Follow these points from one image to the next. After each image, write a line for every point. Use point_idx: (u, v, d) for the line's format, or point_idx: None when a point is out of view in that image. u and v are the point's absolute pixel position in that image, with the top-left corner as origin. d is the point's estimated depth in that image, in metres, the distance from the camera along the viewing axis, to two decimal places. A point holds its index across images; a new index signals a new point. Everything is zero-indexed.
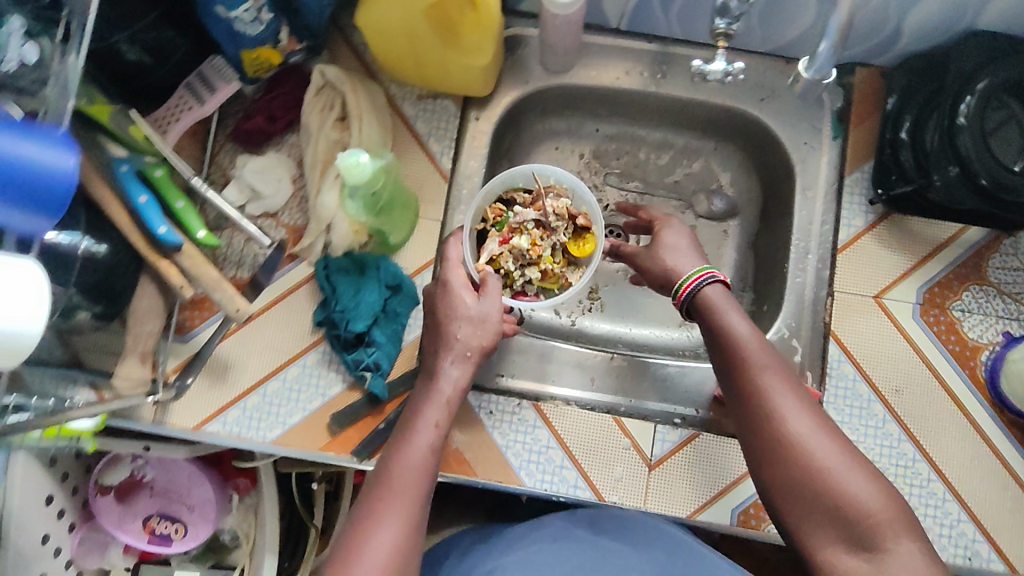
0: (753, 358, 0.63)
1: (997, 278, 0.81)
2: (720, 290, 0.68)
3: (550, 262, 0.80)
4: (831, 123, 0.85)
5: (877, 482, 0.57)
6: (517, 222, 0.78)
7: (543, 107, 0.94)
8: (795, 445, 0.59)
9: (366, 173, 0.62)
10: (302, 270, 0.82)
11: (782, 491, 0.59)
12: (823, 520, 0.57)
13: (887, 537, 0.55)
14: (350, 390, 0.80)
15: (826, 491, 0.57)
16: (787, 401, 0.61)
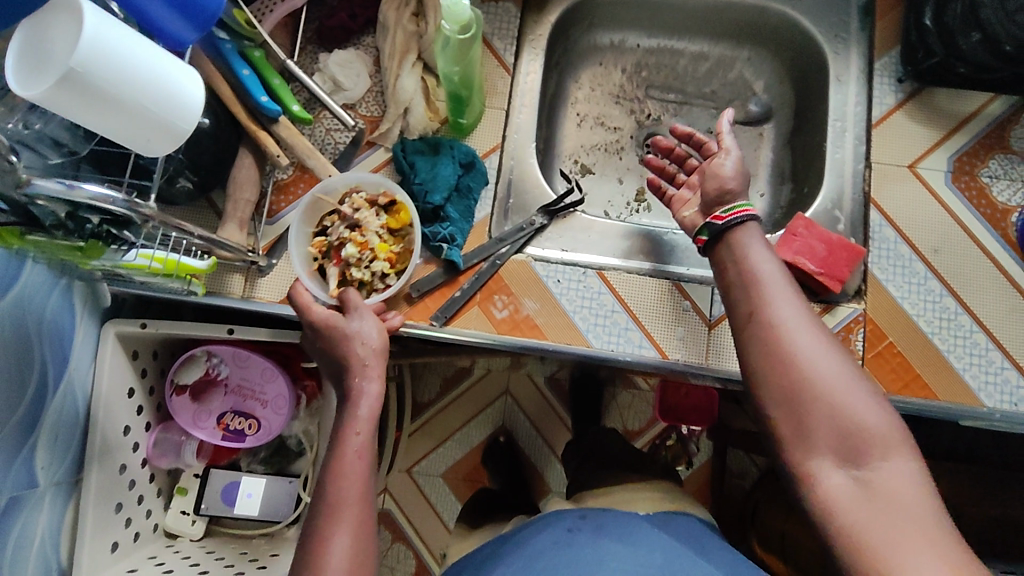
0: (772, 282, 0.69)
1: (1021, 147, 0.88)
2: (754, 225, 0.74)
3: (385, 247, 0.80)
4: (858, 17, 0.93)
5: (877, 405, 0.60)
6: (337, 239, 0.81)
7: (590, 20, 1.02)
8: (800, 356, 0.62)
9: (461, 11, 0.72)
10: (379, 156, 0.87)
11: (778, 403, 0.62)
12: (819, 432, 0.59)
13: (876, 454, 0.57)
14: (427, 264, 0.85)
15: (823, 401, 0.60)
16: (798, 319, 0.65)
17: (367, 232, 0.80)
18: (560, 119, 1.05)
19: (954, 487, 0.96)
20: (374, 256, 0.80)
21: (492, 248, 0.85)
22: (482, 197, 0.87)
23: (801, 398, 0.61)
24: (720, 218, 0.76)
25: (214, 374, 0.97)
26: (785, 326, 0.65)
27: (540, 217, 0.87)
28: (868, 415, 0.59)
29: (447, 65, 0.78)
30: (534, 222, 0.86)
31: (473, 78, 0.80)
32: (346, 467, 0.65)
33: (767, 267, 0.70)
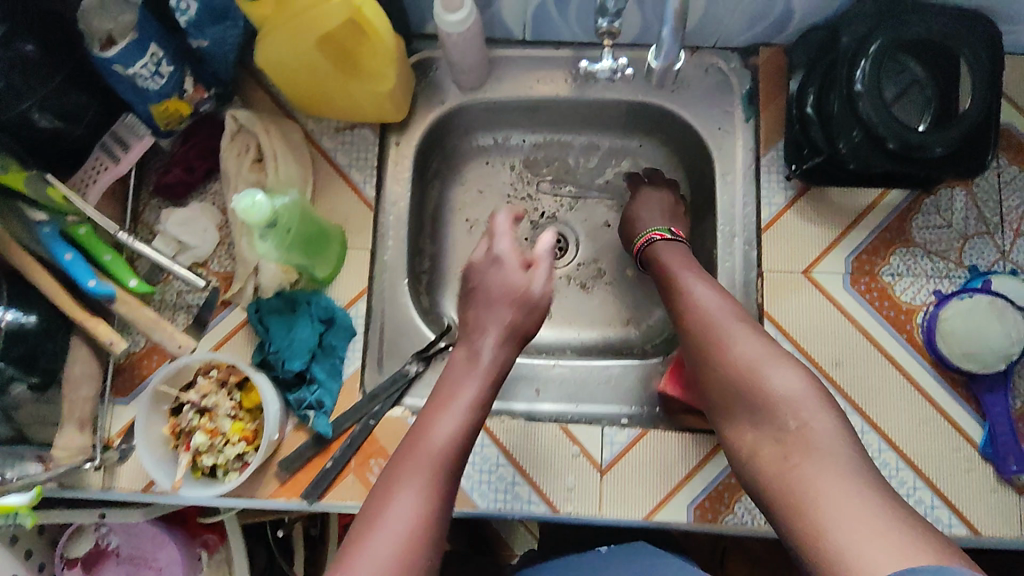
0: (690, 283, 0.79)
1: (923, 238, 0.82)
2: (664, 241, 0.85)
3: (238, 429, 0.72)
4: (742, 106, 0.86)
5: (788, 366, 0.69)
6: (184, 425, 0.72)
7: (466, 124, 0.95)
8: (717, 341, 0.72)
9: (265, 214, 0.59)
10: (236, 316, 0.81)
11: (721, 393, 0.71)
12: (741, 410, 0.69)
13: (790, 413, 0.66)
14: (297, 431, 0.79)
15: (738, 378, 0.70)
16: (712, 308, 0.75)
17: (216, 417, 0.72)
18: (448, 229, 0.99)
19: None
20: (228, 440, 0.72)
21: (364, 408, 0.79)
22: (350, 352, 0.81)
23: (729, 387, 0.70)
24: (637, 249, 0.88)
25: (104, 545, 0.93)
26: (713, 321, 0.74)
27: (413, 364, 0.81)
28: (782, 386, 0.68)
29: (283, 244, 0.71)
30: (407, 372, 0.81)
31: (308, 220, 0.75)
32: (433, 434, 0.65)
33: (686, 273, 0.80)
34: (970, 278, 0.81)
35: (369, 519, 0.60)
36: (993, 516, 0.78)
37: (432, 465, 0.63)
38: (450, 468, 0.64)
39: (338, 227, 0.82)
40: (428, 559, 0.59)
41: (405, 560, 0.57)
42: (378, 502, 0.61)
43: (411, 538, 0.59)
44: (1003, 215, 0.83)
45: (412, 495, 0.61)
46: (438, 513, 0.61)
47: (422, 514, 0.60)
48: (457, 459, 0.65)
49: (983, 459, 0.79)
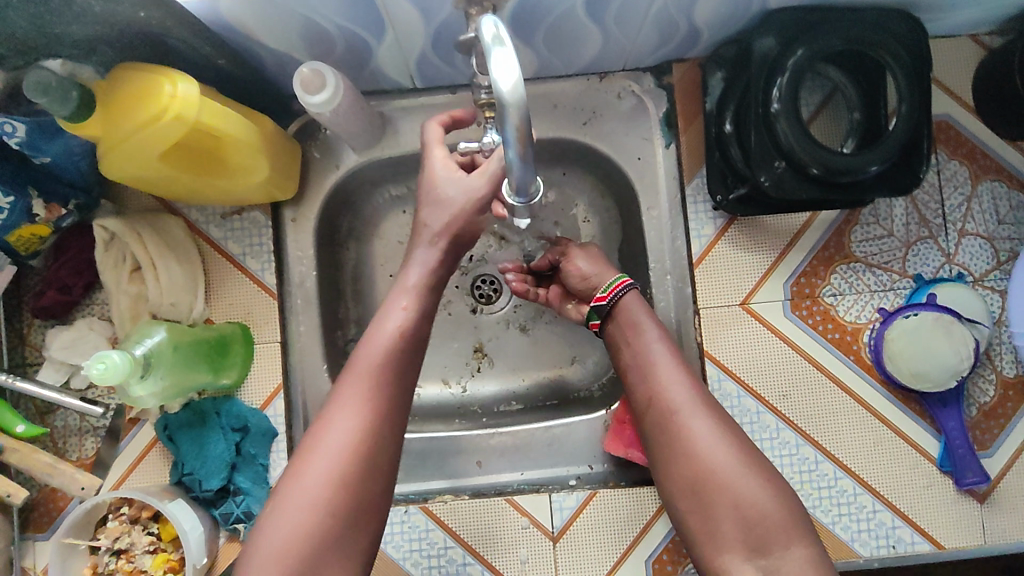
0: (664, 363, 0.66)
1: (863, 252, 0.77)
2: (633, 296, 0.72)
3: (161, 564, 0.69)
4: (661, 130, 0.80)
5: (772, 487, 0.59)
6: (104, 569, 0.68)
7: (371, 179, 0.86)
8: (696, 446, 0.61)
9: (124, 370, 0.55)
10: (147, 432, 0.76)
11: (688, 495, 0.61)
12: (726, 525, 0.59)
13: (780, 542, 0.57)
14: (231, 542, 0.75)
15: (725, 493, 0.59)
16: (693, 405, 0.63)
17: (136, 556, 0.68)
18: (374, 290, 0.90)
19: None
20: None
21: None
22: (273, 455, 0.76)
23: (705, 496, 0.60)
24: (601, 297, 0.73)
25: None
26: (686, 416, 0.63)
27: None
28: (766, 501, 0.59)
29: (182, 364, 0.67)
30: None
31: (192, 331, 0.71)
32: (389, 316, 0.62)
33: (657, 345, 0.68)
34: (915, 289, 0.77)
35: (312, 444, 0.57)
36: (957, 531, 0.75)
37: (373, 375, 0.59)
38: (398, 368, 0.60)
39: (238, 324, 0.76)
40: (376, 479, 0.57)
41: (354, 478, 0.56)
42: (319, 426, 0.58)
43: (358, 451, 0.56)
44: (945, 215, 0.78)
45: (357, 400, 0.58)
46: (385, 428, 0.58)
47: (369, 424, 0.57)
48: (406, 366, 0.61)
49: (943, 474, 0.76)
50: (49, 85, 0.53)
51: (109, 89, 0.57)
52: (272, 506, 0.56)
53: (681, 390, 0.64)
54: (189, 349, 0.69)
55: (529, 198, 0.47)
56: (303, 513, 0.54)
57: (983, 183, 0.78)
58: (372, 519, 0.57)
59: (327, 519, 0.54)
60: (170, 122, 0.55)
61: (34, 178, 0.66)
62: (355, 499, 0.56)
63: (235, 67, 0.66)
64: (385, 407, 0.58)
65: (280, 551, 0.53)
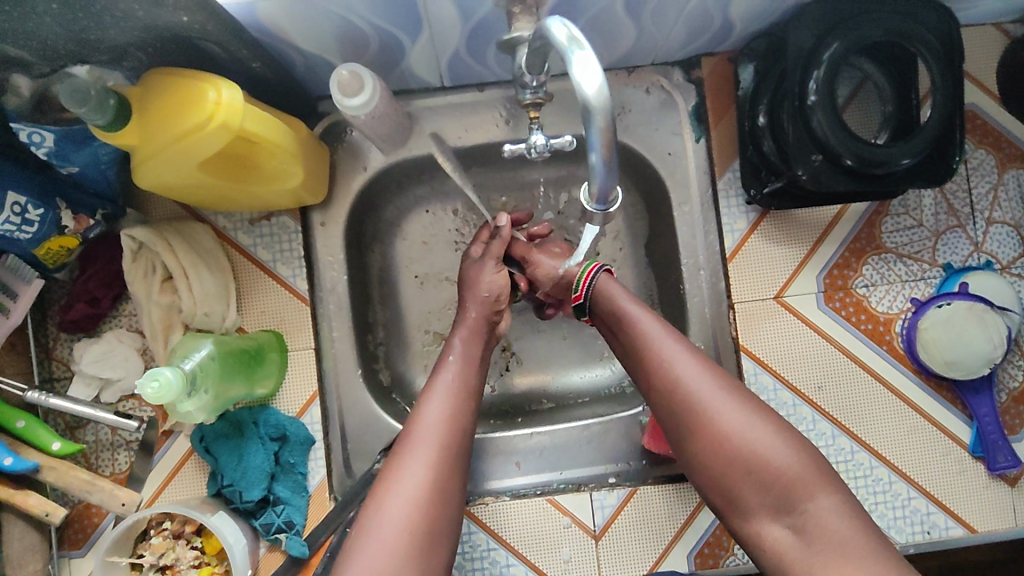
0: (659, 336, 0.63)
1: (894, 242, 0.78)
2: (606, 279, 0.70)
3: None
4: (691, 125, 0.80)
5: (791, 440, 0.56)
6: None
7: (397, 180, 0.85)
8: (709, 412, 0.58)
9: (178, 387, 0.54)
10: (181, 444, 0.74)
11: (705, 465, 0.58)
12: (751, 492, 0.56)
13: (807, 494, 0.54)
14: (271, 552, 0.74)
15: (745, 458, 0.56)
16: (694, 372, 0.60)
17: (181, 572, 0.67)
18: (400, 292, 0.89)
19: None
20: None
21: (337, 519, 0.73)
22: (312, 464, 0.76)
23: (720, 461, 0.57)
24: (577, 295, 0.71)
25: None
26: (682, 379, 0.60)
27: (380, 461, 0.76)
28: (783, 455, 0.55)
29: (224, 375, 0.66)
30: (377, 471, 0.75)
31: (231, 339, 0.70)
32: (444, 374, 0.67)
33: (640, 312, 0.65)
34: (945, 278, 0.77)
35: (384, 482, 0.58)
36: (989, 515, 0.77)
37: (439, 428, 0.61)
38: (460, 407, 0.64)
39: (271, 333, 0.75)
40: (451, 503, 0.58)
41: (430, 497, 0.57)
42: (391, 458, 0.60)
43: (433, 476, 0.58)
44: (972, 204, 0.79)
45: (424, 431, 0.61)
46: (454, 456, 0.60)
47: (440, 451, 0.60)
48: (464, 413, 0.64)
49: (974, 459, 0.77)
50: (88, 94, 0.52)
51: (147, 95, 0.56)
52: (349, 550, 0.55)
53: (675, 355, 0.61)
54: (233, 357, 0.68)
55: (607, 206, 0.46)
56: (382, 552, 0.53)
57: (1009, 171, 0.79)
58: (447, 539, 0.57)
59: (405, 544, 0.54)
60: (212, 131, 0.54)
61: (60, 188, 0.65)
62: (428, 534, 0.56)
63: (267, 71, 0.65)
64: (452, 438, 0.61)
65: None
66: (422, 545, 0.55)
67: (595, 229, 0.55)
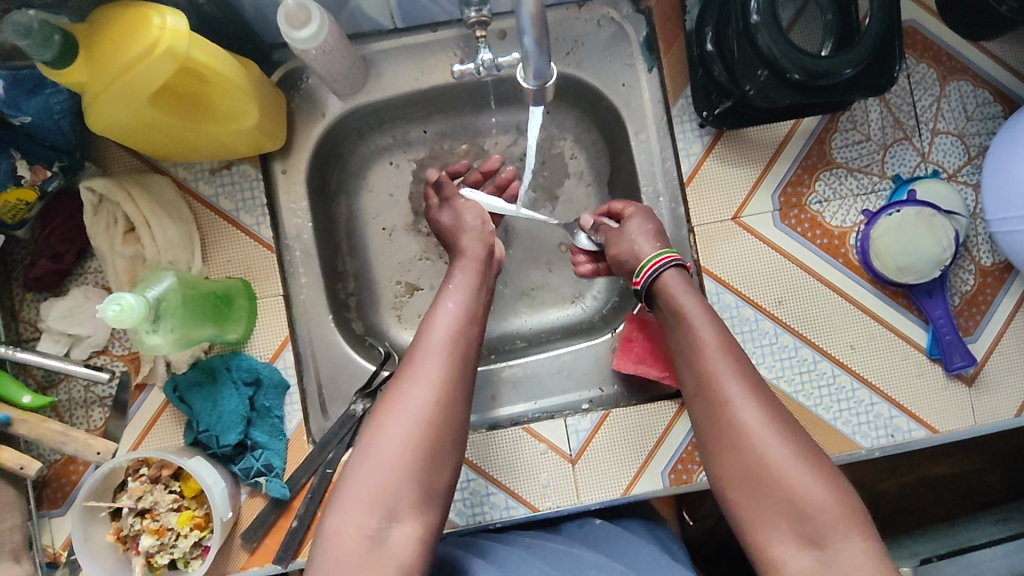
0: (711, 348, 0.62)
1: (844, 157, 0.80)
2: (674, 274, 0.68)
3: (187, 518, 0.69)
4: (642, 55, 0.82)
5: (832, 480, 0.55)
6: (130, 529, 0.68)
7: (358, 128, 0.86)
8: (749, 436, 0.56)
9: (133, 317, 0.56)
10: (155, 397, 0.75)
11: (734, 482, 0.57)
12: (780, 517, 0.54)
13: (838, 535, 0.53)
14: (252, 499, 0.74)
15: (782, 489, 0.54)
16: (740, 389, 0.59)
17: (161, 513, 0.68)
18: (367, 242, 0.90)
19: (875, 493, 0.93)
20: (179, 533, 0.68)
21: (317, 459, 0.74)
22: (288, 408, 0.76)
23: (757, 484, 0.55)
24: (638, 281, 0.70)
25: None
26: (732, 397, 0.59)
27: (357, 402, 0.77)
28: (822, 491, 0.54)
29: (192, 316, 0.67)
30: (354, 412, 0.77)
31: (198, 283, 0.71)
32: (445, 300, 0.67)
33: (699, 312, 0.64)
34: (895, 188, 0.80)
35: (393, 393, 0.60)
36: (949, 414, 0.80)
37: (442, 351, 0.62)
38: (462, 332, 0.64)
39: (239, 280, 0.75)
40: (451, 430, 0.59)
41: (433, 420, 0.58)
42: (399, 381, 0.61)
43: (438, 405, 0.59)
44: (918, 116, 0.81)
45: (430, 361, 0.61)
46: (460, 383, 0.61)
47: (445, 376, 0.60)
48: (468, 340, 0.64)
49: (932, 361, 0.80)
50: (31, 28, 0.51)
51: (91, 32, 0.56)
52: (361, 445, 0.58)
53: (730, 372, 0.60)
54: (198, 297, 0.69)
55: (544, 83, 0.51)
56: (381, 471, 0.56)
57: (951, 83, 0.82)
58: (448, 467, 0.59)
59: (407, 460, 0.56)
60: (158, 57, 0.54)
61: (15, 140, 0.66)
62: (430, 454, 0.57)
63: (217, 10, 0.66)
64: (454, 367, 0.61)
65: (370, 496, 0.55)
66: (423, 468, 0.57)
67: (542, 110, 0.59)
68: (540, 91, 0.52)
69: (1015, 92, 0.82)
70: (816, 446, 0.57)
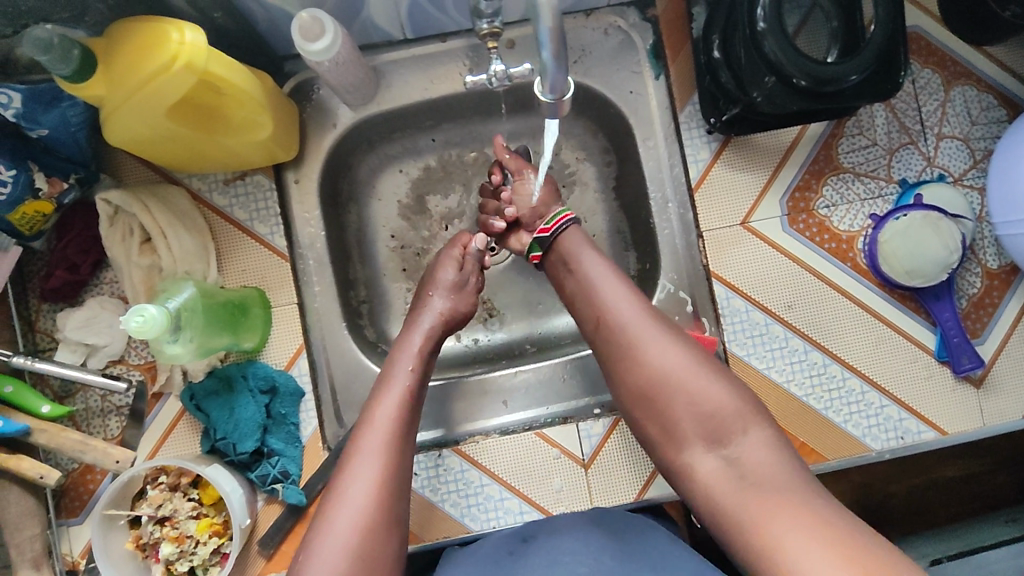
0: (604, 282, 0.67)
1: (850, 162, 0.81)
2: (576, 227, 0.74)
3: (205, 526, 0.69)
4: (649, 63, 0.83)
5: (724, 380, 0.61)
6: (150, 537, 0.69)
7: (368, 137, 0.86)
8: (642, 352, 0.62)
9: (154, 329, 0.57)
10: (171, 406, 0.75)
11: (643, 402, 0.62)
12: (685, 422, 0.60)
13: (738, 431, 0.58)
14: (269, 506, 0.75)
15: (681, 395, 0.60)
16: (635, 318, 0.64)
17: (180, 521, 0.69)
18: (377, 250, 0.90)
19: (885, 496, 0.94)
20: (198, 540, 0.69)
21: (332, 465, 0.75)
22: (303, 415, 0.77)
23: (660, 399, 0.61)
24: (546, 229, 0.74)
25: None
26: (631, 327, 0.64)
27: None
28: (719, 395, 0.60)
29: (209, 328, 0.69)
30: None
31: (214, 292, 0.72)
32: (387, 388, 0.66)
33: (590, 260, 0.70)
34: (901, 193, 0.81)
35: (335, 492, 0.58)
36: (957, 416, 0.80)
37: (384, 441, 0.61)
38: (405, 418, 0.64)
39: (254, 289, 0.76)
40: (394, 525, 0.58)
41: (377, 517, 0.57)
42: (339, 476, 0.59)
43: (381, 500, 0.58)
44: (923, 121, 0.82)
45: (368, 457, 0.60)
46: (401, 474, 0.61)
47: (386, 471, 0.59)
48: (408, 428, 0.64)
49: (940, 364, 0.80)
50: (51, 43, 0.52)
51: (110, 46, 0.57)
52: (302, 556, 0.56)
53: (623, 301, 0.66)
54: (214, 305, 0.70)
55: (558, 97, 0.51)
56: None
57: (955, 88, 0.82)
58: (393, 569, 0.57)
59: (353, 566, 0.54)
60: (177, 72, 0.55)
61: (32, 153, 0.67)
62: (376, 553, 0.56)
63: (231, 22, 0.67)
64: (396, 459, 0.61)
65: None
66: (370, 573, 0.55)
67: (555, 124, 0.60)
68: (556, 104, 0.53)
69: (1019, 97, 0.83)
70: (708, 355, 0.64)
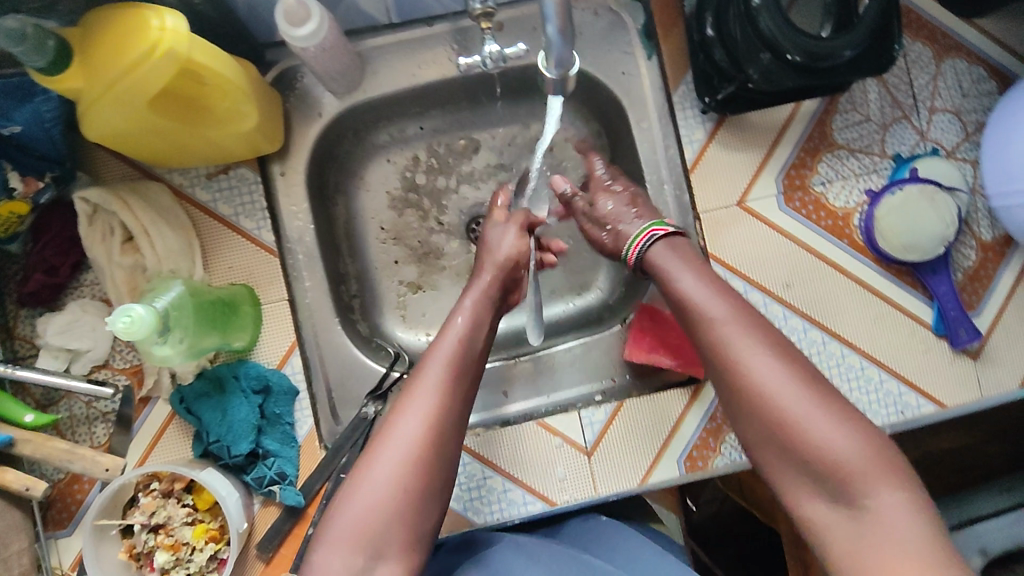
0: (709, 307, 0.61)
1: (845, 138, 0.81)
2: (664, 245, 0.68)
3: (201, 532, 0.67)
4: (641, 42, 0.81)
5: (853, 427, 0.53)
6: (144, 545, 0.67)
7: (355, 127, 0.84)
8: (755, 387, 0.56)
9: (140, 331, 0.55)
10: (161, 410, 0.73)
11: (761, 446, 0.57)
12: (797, 472, 0.54)
13: (868, 492, 0.51)
14: (266, 508, 0.73)
15: (804, 444, 0.53)
16: (748, 345, 0.58)
17: (175, 528, 0.67)
18: (368, 242, 0.88)
19: None
20: (194, 547, 0.67)
21: (330, 464, 0.72)
22: (298, 414, 0.75)
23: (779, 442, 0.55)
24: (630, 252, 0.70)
25: None
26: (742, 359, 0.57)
27: (369, 405, 0.75)
28: (845, 444, 0.52)
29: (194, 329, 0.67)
30: (365, 415, 0.74)
31: (200, 291, 0.69)
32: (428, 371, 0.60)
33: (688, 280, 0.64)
34: (896, 167, 0.80)
35: (360, 465, 0.56)
36: (956, 388, 0.80)
37: (419, 431, 0.57)
38: (447, 406, 0.59)
39: (243, 286, 0.74)
40: (422, 509, 0.56)
41: (400, 499, 0.55)
42: (368, 451, 0.57)
43: (407, 484, 0.55)
44: (915, 95, 0.82)
45: (395, 440, 0.56)
46: (435, 459, 0.57)
47: (415, 455, 0.56)
48: (451, 416, 0.59)
49: (938, 338, 0.81)
50: (23, 34, 0.49)
51: (87, 35, 0.54)
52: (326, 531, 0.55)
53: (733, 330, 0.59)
54: (202, 308, 0.68)
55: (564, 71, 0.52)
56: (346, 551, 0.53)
57: (946, 61, 0.82)
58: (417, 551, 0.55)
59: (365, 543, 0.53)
60: (158, 59, 0.52)
61: None
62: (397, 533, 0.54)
63: (210, 9, 0.65)
64: (430, 449, 0.56)
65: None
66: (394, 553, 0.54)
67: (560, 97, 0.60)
68: (561, 79, 0.54)
69: (1009, 69, 0.83)
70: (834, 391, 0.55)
